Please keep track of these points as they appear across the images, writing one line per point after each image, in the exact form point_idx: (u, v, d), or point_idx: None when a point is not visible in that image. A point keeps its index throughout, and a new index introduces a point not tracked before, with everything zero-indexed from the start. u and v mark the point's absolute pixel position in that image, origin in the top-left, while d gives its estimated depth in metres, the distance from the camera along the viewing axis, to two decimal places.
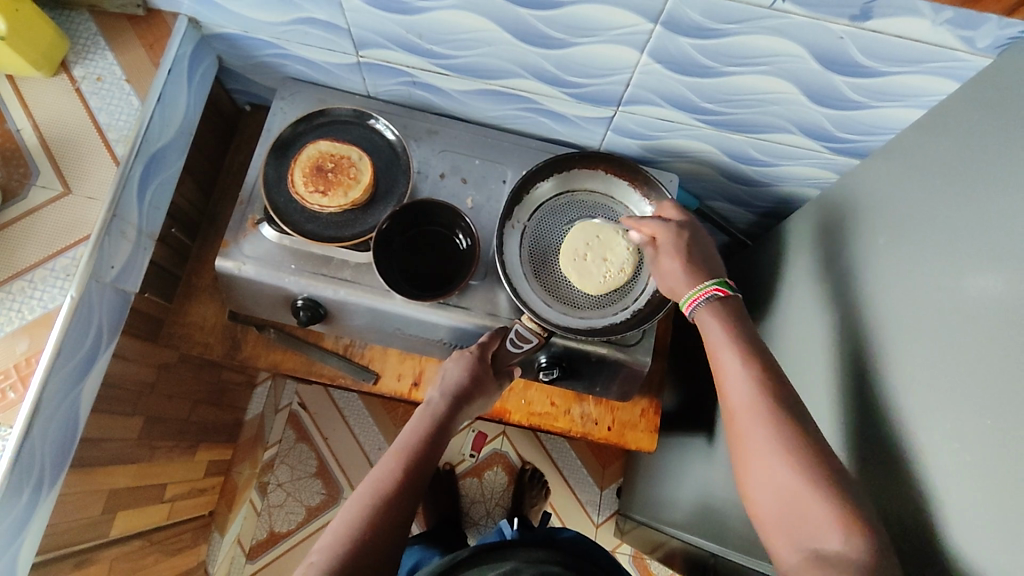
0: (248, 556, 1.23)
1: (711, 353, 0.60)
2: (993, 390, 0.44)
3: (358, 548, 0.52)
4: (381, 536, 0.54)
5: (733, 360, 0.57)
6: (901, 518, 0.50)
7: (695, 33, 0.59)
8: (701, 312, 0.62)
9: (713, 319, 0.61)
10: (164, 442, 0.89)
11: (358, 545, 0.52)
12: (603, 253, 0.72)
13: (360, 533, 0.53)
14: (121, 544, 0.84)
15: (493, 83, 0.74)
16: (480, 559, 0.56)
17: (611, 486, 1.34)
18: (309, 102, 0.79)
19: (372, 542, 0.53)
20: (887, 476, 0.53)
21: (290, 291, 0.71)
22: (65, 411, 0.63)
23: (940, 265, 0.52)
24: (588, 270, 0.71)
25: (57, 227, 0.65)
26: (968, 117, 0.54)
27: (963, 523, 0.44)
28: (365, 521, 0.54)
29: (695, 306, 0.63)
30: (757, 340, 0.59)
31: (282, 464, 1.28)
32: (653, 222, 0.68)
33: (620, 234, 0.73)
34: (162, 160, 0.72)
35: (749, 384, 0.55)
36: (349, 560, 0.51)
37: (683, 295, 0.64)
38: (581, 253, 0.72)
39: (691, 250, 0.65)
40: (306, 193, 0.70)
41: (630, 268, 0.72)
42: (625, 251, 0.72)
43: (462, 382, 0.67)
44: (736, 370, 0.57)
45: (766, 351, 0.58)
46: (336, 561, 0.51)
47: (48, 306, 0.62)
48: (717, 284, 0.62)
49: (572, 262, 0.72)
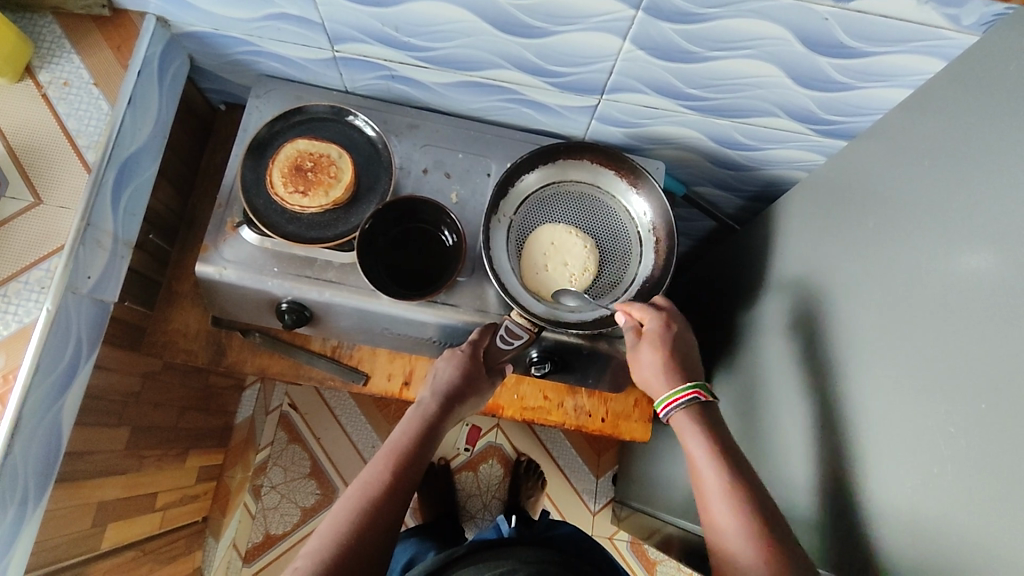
0: (245, 560, 1.22)
1: (693, 467, 0.60)
2: (986, 373, 0.44)
3: (346, 552, 0.51)
4: (368, 539, 0.53)
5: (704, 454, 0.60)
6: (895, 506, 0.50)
7: (677, 18, 0.58)
8: (682, 419, 0.63)
9: (694, 429, 0.62)
10: (152, 451, 0.87)
11: (345, 548, 0.51)
12: (562, 259, 0.72)
13: (348, 535, 0.52)
14: (113, 556, 0.83)
15: (473, 75, 0.72)
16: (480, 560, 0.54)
17: (606, 473, 1.34)
18: (285, 99, 0.77)
19: (359, 544, 0.52)
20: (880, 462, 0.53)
21: (274, 294, 0.70)
22: (47, 426, 0.62)
23: (929, 247, 0.52)
24: (552, 280, 0.71)
25: (29, 239, 0.63)
26: (952, 98, 0.54)
27: (959, 508, 0.44)
28: (354, 523, 0.53)
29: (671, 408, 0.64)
30: (739, 458, 0.60)
31: (275, 467, 1.27)
32: (649, 312, 0.67)
33: (573, 235, 0.73)
34: (136, 165, 0.70)
35: (727, 495, 0.56)
36: (336, 564, 0.50)
37: (661, 396, 0.65)
38: (543, 264, 0.71)
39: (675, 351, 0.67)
40: (286, 194, 0.68)
41: (592, 266, 0.72)
42: (582, 252, 0.72)
43: (453, 381, 0.66)
44: (707, 462, 0.59)
45: (747, 467, 0.59)
46: (323, 565, 0.50)
47: (24, 320, 0.60)
48: (694, 387, 0.64)
49: (535, 275, 0.71)
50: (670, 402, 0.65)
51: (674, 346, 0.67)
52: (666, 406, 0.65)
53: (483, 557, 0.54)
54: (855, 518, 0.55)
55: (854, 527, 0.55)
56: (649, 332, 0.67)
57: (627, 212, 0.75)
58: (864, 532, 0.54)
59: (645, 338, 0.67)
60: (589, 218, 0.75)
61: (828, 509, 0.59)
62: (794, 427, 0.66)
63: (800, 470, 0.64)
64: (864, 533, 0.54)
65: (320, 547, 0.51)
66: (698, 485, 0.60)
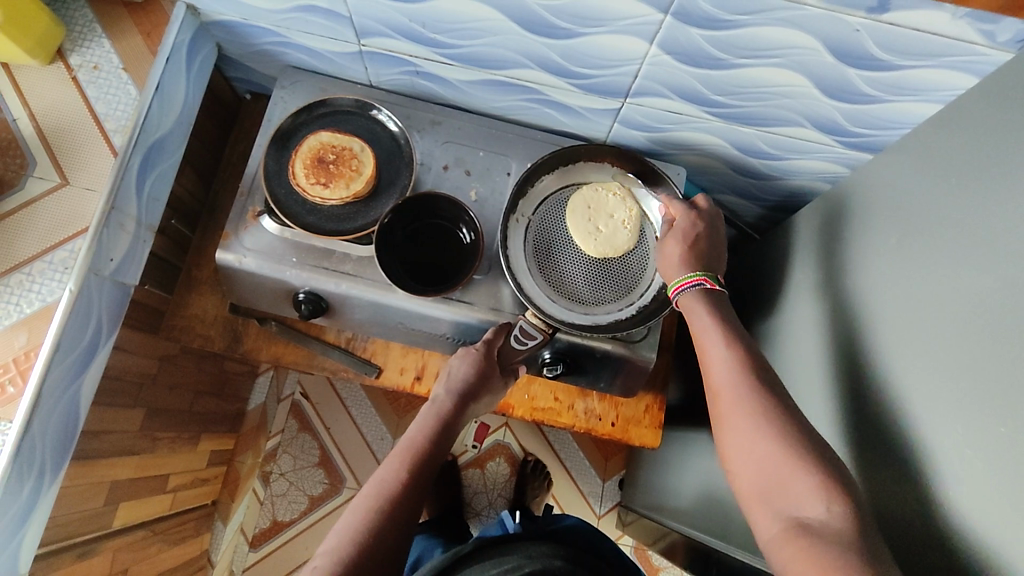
0: (251, 545, 1.24)
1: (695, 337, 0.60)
2: (1007, 398, 0.43)
3: (363, 552, 0.51)
4: (383, 538, 0.53)
5: (722, 353, 0.57)
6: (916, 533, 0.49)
7: (706, 24, 0.57)
8: (689, 302, 0.62)
9: (700, 306, 0.61)
10: (166, 433, 0.88)
11: (362, 548, 0.52)
12: (604, 214, 0.72)
13: (366, 536, 0.53)
14: (123, 535, 0.84)
15: (497, 73, 0.72)
16: (484, 555, 0.54)
17: (613, 478, 1.34)
18: (310, 91, 0.77)
19: (376, 543, 0.52)
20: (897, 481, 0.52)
21: (291, 284, 0.70)
22: (66, 402, 0.63)
23: (955, 265, 0.51)
24: (611, 238, 0.71)
25: (55, 220, 0.64)
26: (986, 116, 0.53)
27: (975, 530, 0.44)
28: (371, 523, 0.54)
29: (681, 291, 0.63)
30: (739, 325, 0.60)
31: (284, 454, 1.28)
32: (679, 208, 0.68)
33: (599, 188, 0.73)
34: (161, 150, 0.71)
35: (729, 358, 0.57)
36: (353, 562, 0.51)
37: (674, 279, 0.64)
38: (594, 228, 0.72)
39: (697, 239, 0.66)
40: (308, 185, 0.69)
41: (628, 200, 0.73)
42: (619, 203, 0.73)
43: (468, 379, 0.66)
44: (709, 328, 0.59)
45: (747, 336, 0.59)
46: (339, 564, 0.50)
47: (47, 299, 0.62)
48: (703, 276, 0.63)
49: (588, 242, 0.71)
50: (681, 284, 0.63)
51: (696, 240, 0.66)
52: (679, 287, 0.64)
53: (489, 554, 0.54)
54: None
55: None
56: (677, 223, 0.67)
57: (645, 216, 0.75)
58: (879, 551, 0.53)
59: (671, 230, 0.67)
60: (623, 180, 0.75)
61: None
62: None
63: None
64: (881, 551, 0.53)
65: (338, 548, 0.51)
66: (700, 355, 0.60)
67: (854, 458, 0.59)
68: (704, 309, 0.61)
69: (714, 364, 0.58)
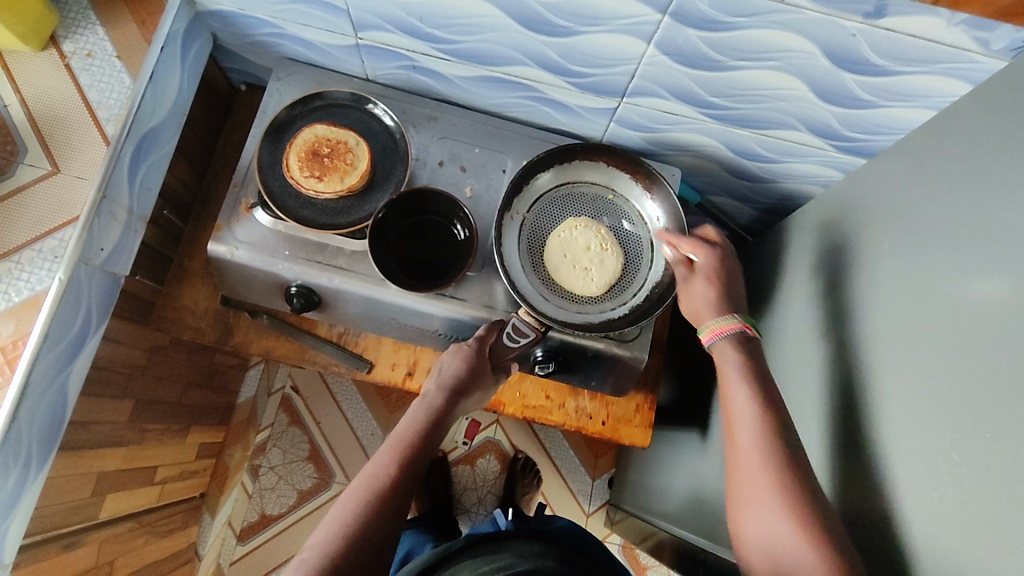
0: (239, 538, 1.24)
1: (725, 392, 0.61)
2: (996, 404, 0.44)
3: (351, 546, 0.51)
4: (372, 531, 0.53)
5: (750, 413, 0.58)
6: (907, 536, 0.50)
7: (703, 25, 0.58)
8: (724, 348, 0.63)
9: (734, 362, 0.62)
10: (154, 425, 0.88)
11: (350, 543, 0.52)
12: (574, 255, 0.72)
13: (354, 530, 0.52)
14: (110, 527, 0.83)
15: (495, 70, 0.72)
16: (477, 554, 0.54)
17: (602, 476, 1.35)
18: (306, 83, 0.77)
19: (365, 537, 0.52)
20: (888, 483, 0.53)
21: (283, 277, 0.70)
22: (55, 392, 0.63)
23: (944, 272, 0.52)
24: (603, 269, 0.71)
25: (45, 208, 0.63)
26: (977, 124, 0.54)
27: (964, 535, 0.45)
28: (360, 517, 0.53)
29: (716, 336, 0.64)
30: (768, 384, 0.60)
31: (273, 448, 1.28)
32: (703, 249, 0.68)
33: (558, 235, 0.72)
34: (154, 140, 0.71)
35: (756, 419, 0.57)
36: (340, 557, 0.51)
37: (706, 324, 0.65)
38: (586, 271, 0.71)
39: (727, 280, 0.67)
40: (302, 178, 0.68)
41: (578, 228, 0.73)
42: (577, 235, 0.72)
43: (459, 375, 0.66)
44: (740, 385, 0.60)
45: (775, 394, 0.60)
46: (327, 558, 0.50)
47: (36, 288, 0.61)
48: (743, 320, 0.64)
49: (587, 280, 0.71)
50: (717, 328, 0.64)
51: (726, 282, 0.67)
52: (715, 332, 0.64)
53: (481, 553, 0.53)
54: (864, 541, 0.56)
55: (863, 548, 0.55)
56: (702, 263, 0.67)
57: (640, 217, 0.75)
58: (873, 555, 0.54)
59: (698, 273, 0.67)
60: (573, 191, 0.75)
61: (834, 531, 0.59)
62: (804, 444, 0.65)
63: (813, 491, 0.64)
64: (870, 554, 0.54)
65: (327, 542, 0.51)
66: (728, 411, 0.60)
67: (844, 461, 0.60)
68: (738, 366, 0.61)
69: (740, 442, 0.57)
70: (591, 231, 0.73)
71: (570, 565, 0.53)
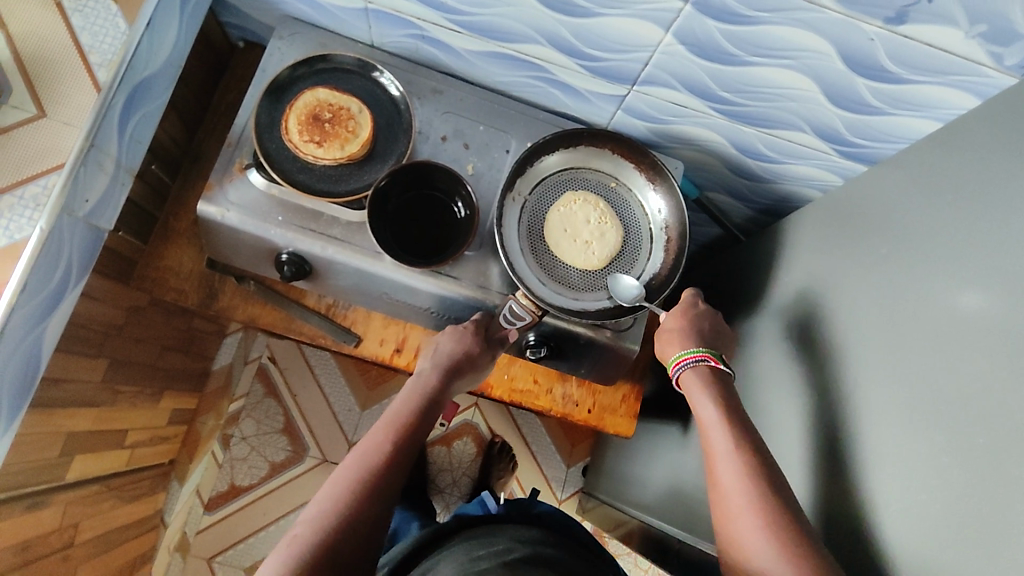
0: (206, 508, 1.21)
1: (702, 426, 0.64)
2: (991, 412, 0.45)
3: (350, 518, 0.51)
4: (372, 503, 0.53)
5: (725, 441, 0.61)
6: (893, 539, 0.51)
7: (724, 17, 0.57)
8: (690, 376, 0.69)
9: (702, 392, 0.66)
10: (128, 387, 0.85)
11: (349, 514, 0.51)
12: (572, 228, 0.72)
13: (353, 501, 0.52)
14: (77, 488, 0.81)
15: (506, 46, 0.71)
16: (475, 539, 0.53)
17: (577, 464, 1.36)
18: (309, 45, 0.74)
19: (364, 508, 0.52)
20: (878, 485, 0.54)
21: (274, 244, 0.68)
22: (28, 346, 0.60)
23: (940, 281, 0.53)
24: (602, 242, 0.72)
25: (29, 153, 0.60)
26: (981, 139, 0.54)
27: (954, 540, 0.46)
28: (359, 489, 0.53)
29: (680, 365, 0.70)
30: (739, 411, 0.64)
31: (247, 418, 1.26)
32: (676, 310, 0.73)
33: (558, 209, 0.72)
34: (147, 90, 0.68)
35: (732, 449, 0.60)
36: (340, 528, 0.50)
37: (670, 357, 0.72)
38: (586, 245, 0.71)
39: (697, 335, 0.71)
40: (301, 142, 0.67)
41: (576, 200, 0.72)
42: (576, 207, 0.72)
43: (455, 355, 0.68)
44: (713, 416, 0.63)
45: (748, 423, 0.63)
46: (326, 530, 0.50)
47: (15, 236, 0.58)
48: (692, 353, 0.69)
49: (587, 254, 0.71)
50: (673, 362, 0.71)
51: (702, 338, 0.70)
52: (678, 362, 0.69)
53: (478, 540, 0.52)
54: (846, 539, 0.57)
55: (850, 547, 0.56)
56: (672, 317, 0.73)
57: (641, 207, 0.75)
58: (858, 555, 0.55)
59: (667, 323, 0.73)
60: (572, 169, 0.74)
61: (816, 528, 0.61)
62: (793, 443, 0.67)
63: (796, 488, 0.65)
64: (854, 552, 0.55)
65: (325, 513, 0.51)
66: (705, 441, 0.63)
67: (831, 462, 0.61)
68: (707, 396, 0.66)
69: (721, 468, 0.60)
70: (588, 204, 0.73)
71: (566, 552, 0.52)
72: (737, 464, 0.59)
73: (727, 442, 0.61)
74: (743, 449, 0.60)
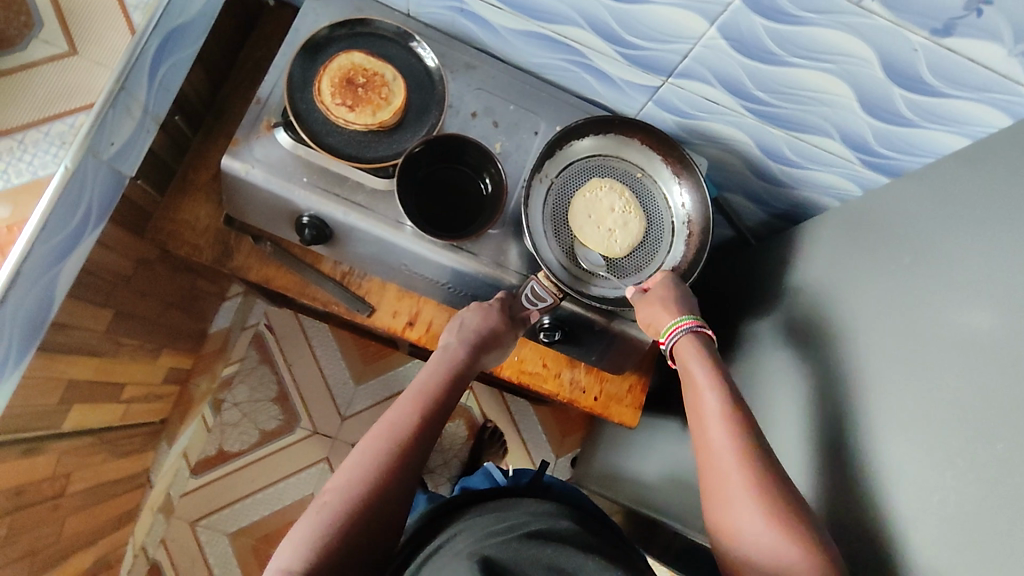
0: (193, 471, 1.20)
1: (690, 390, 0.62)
2: (1011, 420, 0.46)
3: (379, 487, 0.51)
4: (400, 473, 0.53)
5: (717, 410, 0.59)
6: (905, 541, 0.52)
7: (772, 15, 0.57)
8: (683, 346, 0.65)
9: (694, 356, 0.64)
10: (129, 340, 0.84)
11: (378, 483, 0.51)
12: (596, 214, 0.72)
13: (382, 469, 0.52)
14: (71, 438, 0.80)
15: (545, 26, 0.70)
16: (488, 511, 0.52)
17: (566, 454, 1.37)
18: (345, 8, 0.73)
19: (392, 478, 0.52)
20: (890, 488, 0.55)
21: (297, 205, 0.67)
22: (43, 286, 0.58)
23: (963, 290, 0.54)
24: (625, 231, 0.72)
25: (56, 89, 0.58)
26: (1012, 156, 0.55)
27: (968, 543, 0.47)
28: (388, 458, 0.53)
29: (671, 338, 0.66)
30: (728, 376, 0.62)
31: (241, 383, 1.24)
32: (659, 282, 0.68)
33: (584, 194, 0.72)
34: (180, 38, 0.66)
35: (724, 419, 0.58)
36: (369, 497, 0.50)
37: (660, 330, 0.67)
38: (609, 232, 0.72)
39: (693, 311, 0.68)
40: (332, 105, 0.66)
41: (602, 187, 0.73)
42: (601, 194, 0.73)
43: (481, 332, 0.68)
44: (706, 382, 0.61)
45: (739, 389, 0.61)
46: (355, 498, 0.50)
47: (38, 172, 0.57)
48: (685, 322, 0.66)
49: (610, 241, 0.71)
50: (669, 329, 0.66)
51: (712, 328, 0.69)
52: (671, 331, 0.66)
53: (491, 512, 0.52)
54: (851, 538, 0.58)
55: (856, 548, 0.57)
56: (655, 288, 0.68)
57: (665, 200, 0.75)
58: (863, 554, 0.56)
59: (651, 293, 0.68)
60: (599, 155, 0.74)
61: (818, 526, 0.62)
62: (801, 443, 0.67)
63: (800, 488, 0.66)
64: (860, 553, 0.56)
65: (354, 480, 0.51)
66: (694, 410, 0.61)
67: (840, 463, 0.62)
68: (700, 360, 0.63)
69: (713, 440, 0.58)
70: (613, 192, 0.73)
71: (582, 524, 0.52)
72: (728, 437, 0.57)
73: (718, 412, 0.59)
74: (734, 420, 0.58)
